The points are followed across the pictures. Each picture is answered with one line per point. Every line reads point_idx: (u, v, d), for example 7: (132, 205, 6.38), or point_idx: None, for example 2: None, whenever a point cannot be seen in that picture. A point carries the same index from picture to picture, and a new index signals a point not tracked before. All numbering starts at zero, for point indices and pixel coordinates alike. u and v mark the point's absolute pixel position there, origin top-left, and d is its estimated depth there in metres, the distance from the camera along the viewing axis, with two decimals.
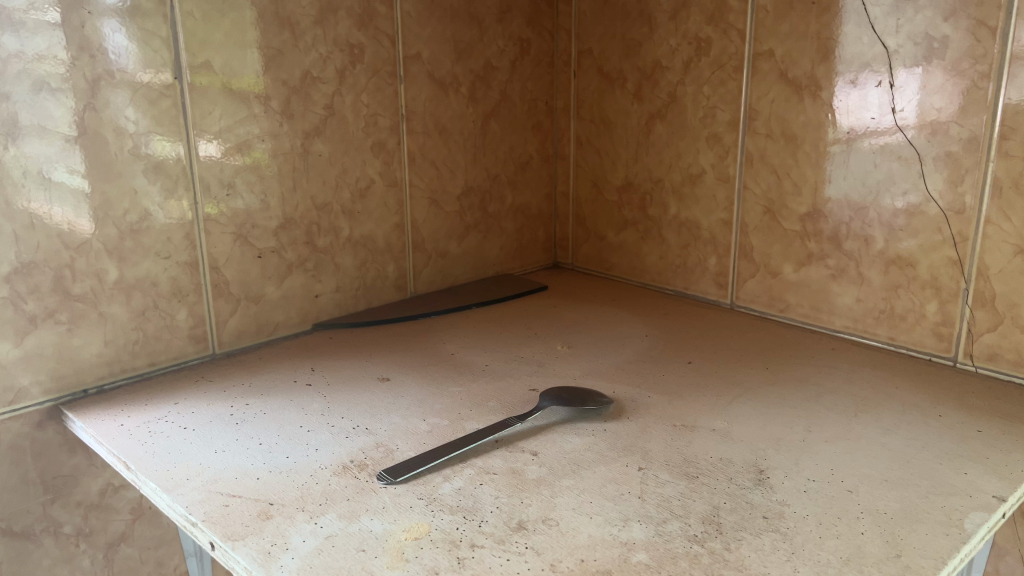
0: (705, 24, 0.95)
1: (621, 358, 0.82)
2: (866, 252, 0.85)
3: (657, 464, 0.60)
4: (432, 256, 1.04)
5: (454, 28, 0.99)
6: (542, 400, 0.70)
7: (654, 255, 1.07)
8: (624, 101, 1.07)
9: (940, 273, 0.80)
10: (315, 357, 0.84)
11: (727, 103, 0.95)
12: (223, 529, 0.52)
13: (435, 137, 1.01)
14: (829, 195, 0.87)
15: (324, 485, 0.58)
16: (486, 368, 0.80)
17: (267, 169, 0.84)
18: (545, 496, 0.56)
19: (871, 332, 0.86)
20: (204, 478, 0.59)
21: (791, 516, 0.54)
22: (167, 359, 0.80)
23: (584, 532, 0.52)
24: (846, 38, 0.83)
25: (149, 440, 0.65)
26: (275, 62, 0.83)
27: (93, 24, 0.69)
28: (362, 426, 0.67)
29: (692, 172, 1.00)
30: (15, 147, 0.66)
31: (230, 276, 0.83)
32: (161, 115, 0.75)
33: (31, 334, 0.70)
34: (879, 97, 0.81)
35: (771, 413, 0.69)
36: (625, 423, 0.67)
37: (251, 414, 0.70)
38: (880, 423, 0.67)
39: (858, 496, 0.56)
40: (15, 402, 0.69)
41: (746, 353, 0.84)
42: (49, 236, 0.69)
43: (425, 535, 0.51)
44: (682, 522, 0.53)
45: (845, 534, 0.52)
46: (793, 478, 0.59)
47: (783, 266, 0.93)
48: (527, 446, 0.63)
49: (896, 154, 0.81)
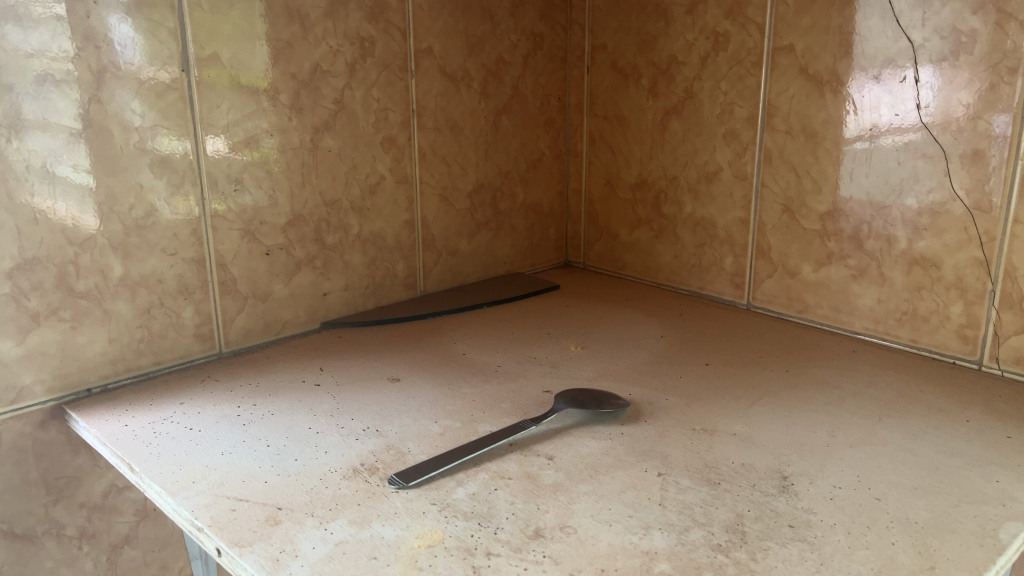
0: (723, 18, 0.93)
1: (636, 359, 0.80)
2: (888, 252, 0.83)
3: (677, 470, 0.58)
4: (443, 254, 1.02)
5: (466, 22, 0.98)
6: (557, 402, 0.68)
7: (669, 255, 1.05)
8: (639, 97, 1.05)
9: (965, 274, 0.78)
10: (324, 356, 0.82)
11: (745, 99, 0.93)
12: (229, 535, 0.51)
13: (447, 133, 0.99)
14: (849, 194, 0.85)
15: (334, 489, 0.56)
16: (498, 369, 0.78)
17: (275, 164, 0.83)
18: (563, 503, 0.54)
19: (893, 334, 0.84)
20: (210, 481, 0.57)
21: (817, 524, 0.52)
22: (172, 358, 0.78)
23: (603, 540, 0.50)
24: (869, 33, 0.80)
25: (155, 442, 0.63)
26: (284, 56, 0.81)
27: (99, 14, 0.68)
28: (373, 428, 0.65)
29: (709, 170, 0.98)
30: (19, 140, 0.65)
31: (237, 274, 0.82)
32: (168, 109, 0.74)
33: (33, 332, 0.68)
34: (903, 94, 0.79)
35: (793, 417, 0.67)
36: (642, 427, 0.65)
37: (258, 415, 0.68)
38: (907, 429, 0.65)
39: (886, 505, 0.54)
40: (17, 401, 0.68)
41: (765, 355, 0.82)
42: (53, 232, 0.68)
43: (439, 543, 0.49)
44: (705, 530, 0.51)
45: (875, 545, 0.50)
46: (819, 485, 0.57)
47: (802, 266, 0.91)
48: (543, 450, 0.61)
49: (920, 152, 0.79)
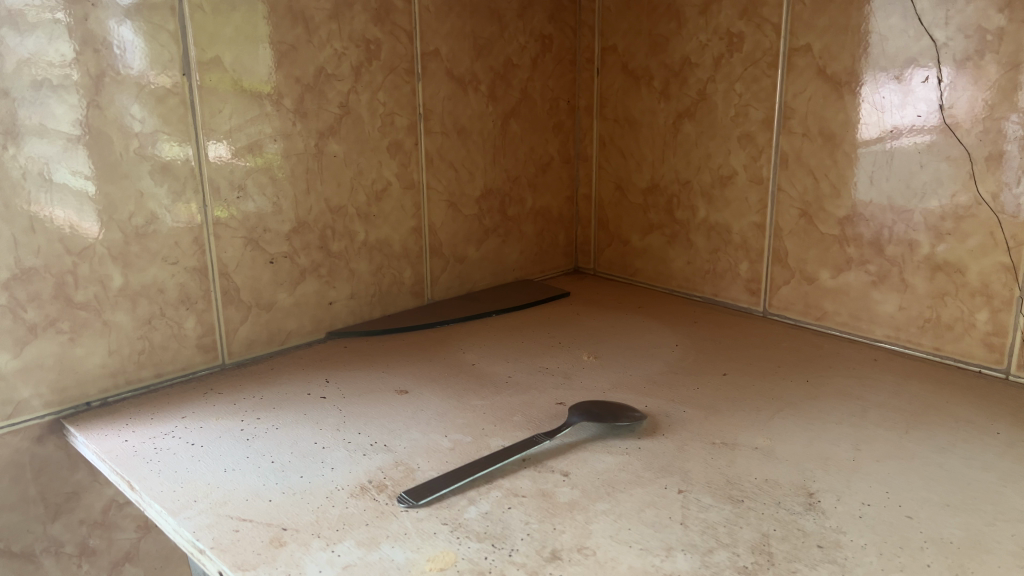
0: (737, 18, 0.91)
1: (651, 370, 0.78)
2: (910, 257, 0.81)
3: (698, 486, 0.56)
4: (451, 261, 1.00)
5: (473, 24, 0.96)
6: (571, 415, 0.66)
7: (682, 261, 1.03)
8: (650, 100, 1.03)
9: (991, 280, 0.75)
10: (331, 367, 0.80)
11: (760, 101, 0.91)
12: (232, 558, 0.48)
13: (454, 138, 0.97)
14: (869, 198, 0.83)
15: (341, 508, 0.54)
16: (509, 379, 0.76)
17: (279, 170, 0.80)
18: (580, 522, 0.52)
19: (915, 342, 0.82)
20: (212, 500, 0.55)
21: (848, 545, 0.49)
22: (175, 369, 0.76)
23: (624, 563, 0.47)
24: (890, 32, 0.78)
25: (155, 458, 0.61)
26: (287, 58, 0.79)
27: (97, 17, 0.66)
28: (380, 442, 0.63)
29: (723, 173, 0.96)
30: (15, 147, 0.63)
31: (240, 283, 0.79)
32: (169, 113, 0.72)
33: (30, 344, 0.66)
34: (924, 95, 0.77)
35: (815, 430, 0.65)
36: (660, 441, 0.63)
37: (262, 429, 0.66)
38: (935, 441, 0.63)
39: (918, 523, 0.52)
40: (14, 415, 0.66)
41: (783, 364, 0.79)
42: (51, 241, 0.66)
43: (451, 565, 0.47)
44: (730, 552, 0.49)
45: (909, 567, 0.47)
46: (846, 502, 0.54)
47: (820, 272, 0.89)
48: (557, 466, 0.59)
49: (944, 154, 0.76)
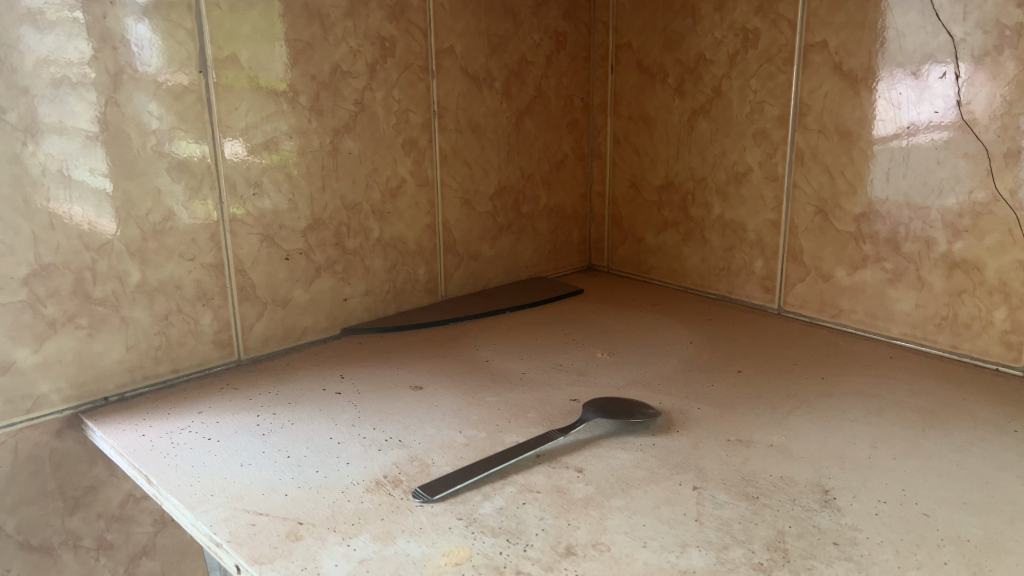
0: (752, 15, 0.91)
1: (666, 367, 0.78)
2: (927, 255, 0.80)
3: (713, 483, 0.56)
4: (464, 258, 1.00)
5: (488, 21, 0.96)
6: (586, 412, 0.66)
7: (696, 258, 1.03)
8: (664, 97, 1.02)
9: (1009, 278, 0.75)
10: (345, 363, 0.80)
11: (776, 98, 0.90)
12: (249, 551, 0.49)
13: (469, 135, 0.97)
14: (885, 195, 0.82)
15: (357, 503, 0.54)
16: (523, 376, 0.76)
17: (294, 167, 0.81)
18: (594, 519, 0.52)
19: (932, 340, 0.81)
20: (229, 494, 0.55)
21: (864, 542, 0.49)
22: (191, 365, 0.77)
23: (638, 559, 0.47)
24: (907, 28, 0.78)
25: (172, 452, 0.62)
26: (303, 56, 0.79)
27: (115, 15, 0.66)
28: (395, 438, 0.63)
29: (738, 170, 0.96)
30: (36, 145, 0.63)
31: (256, 279, 0.80)
32: (185, 111, 0.72)
33: (49, 339, 0.67)
34: (942, 91, 0.76)
35: (831, 427, 0.65)
36: (675, 438, 0.63)
37: (278, 425, 0.66)
38: (953, 439, 0.63)
39: (936, 522, 0.51)
40: (33, 410, 0.66)
41: (799, 362, 0.79)
42: (69, 237, 0.66)
43: (466, 560, 0.47)
44: (745, 548, 0.49)
45: (926, 565, 0.47)
46: (862, 500, 0.54)
47: (835, 270, 0.88)
48: (572, 462, 0.59)
49: (962, 151, 0.76)
